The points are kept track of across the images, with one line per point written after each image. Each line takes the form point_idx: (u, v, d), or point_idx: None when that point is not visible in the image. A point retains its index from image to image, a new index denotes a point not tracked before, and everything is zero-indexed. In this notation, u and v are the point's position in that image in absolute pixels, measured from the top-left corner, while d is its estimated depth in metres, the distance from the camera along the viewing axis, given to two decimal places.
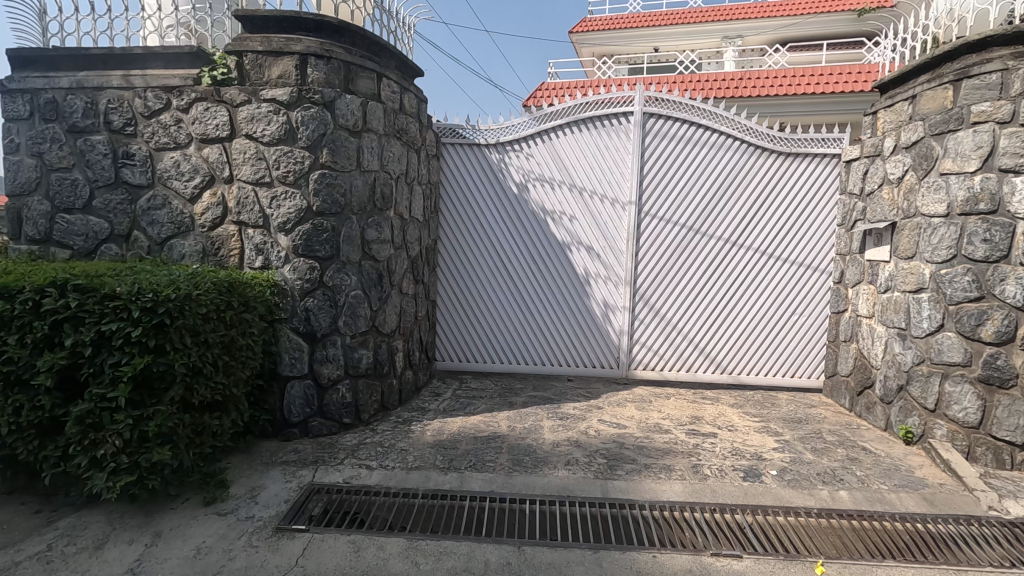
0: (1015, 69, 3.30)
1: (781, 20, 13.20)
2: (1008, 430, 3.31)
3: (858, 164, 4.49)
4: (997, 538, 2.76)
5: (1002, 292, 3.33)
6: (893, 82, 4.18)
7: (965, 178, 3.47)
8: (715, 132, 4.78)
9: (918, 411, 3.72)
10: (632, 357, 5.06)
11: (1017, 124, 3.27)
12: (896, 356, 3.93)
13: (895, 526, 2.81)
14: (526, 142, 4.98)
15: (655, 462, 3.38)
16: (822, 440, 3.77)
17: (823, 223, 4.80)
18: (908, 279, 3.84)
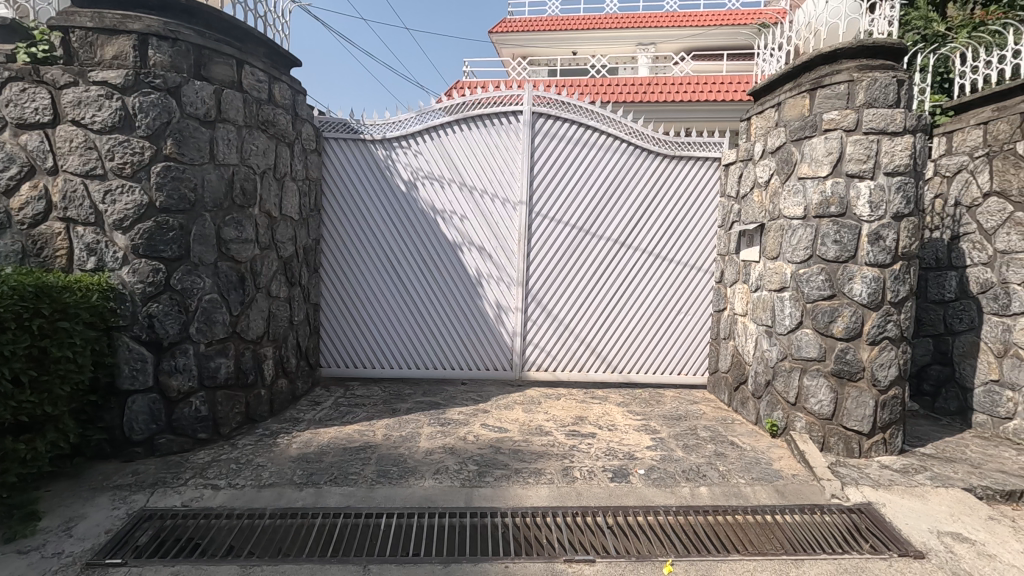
0: (859, 81, 3.53)
1: (690, 30, 13.75)
2: (856, 419, 3.57)
3: (734, 168, 4.66)
4: (837, 525, 2.91)
5: (850, 290, 3.56)
6: (764, 89, 4.37)
7: (819, 182, 3.67)
8: (602, 133, 4.82)
9: (781, 405, 3.90)
10: (525, 358, 5.02)
11: (861, 132, 3.52)
12: (764, 353, 4.10)
13: (745, 519, 2.93)
14: (414, 139, 4.81)
15: (527, 466, 3.34)
16: (694, 437, 3.88)
17: (705, 225, 4.96)
18: (773, 279, 4.00)
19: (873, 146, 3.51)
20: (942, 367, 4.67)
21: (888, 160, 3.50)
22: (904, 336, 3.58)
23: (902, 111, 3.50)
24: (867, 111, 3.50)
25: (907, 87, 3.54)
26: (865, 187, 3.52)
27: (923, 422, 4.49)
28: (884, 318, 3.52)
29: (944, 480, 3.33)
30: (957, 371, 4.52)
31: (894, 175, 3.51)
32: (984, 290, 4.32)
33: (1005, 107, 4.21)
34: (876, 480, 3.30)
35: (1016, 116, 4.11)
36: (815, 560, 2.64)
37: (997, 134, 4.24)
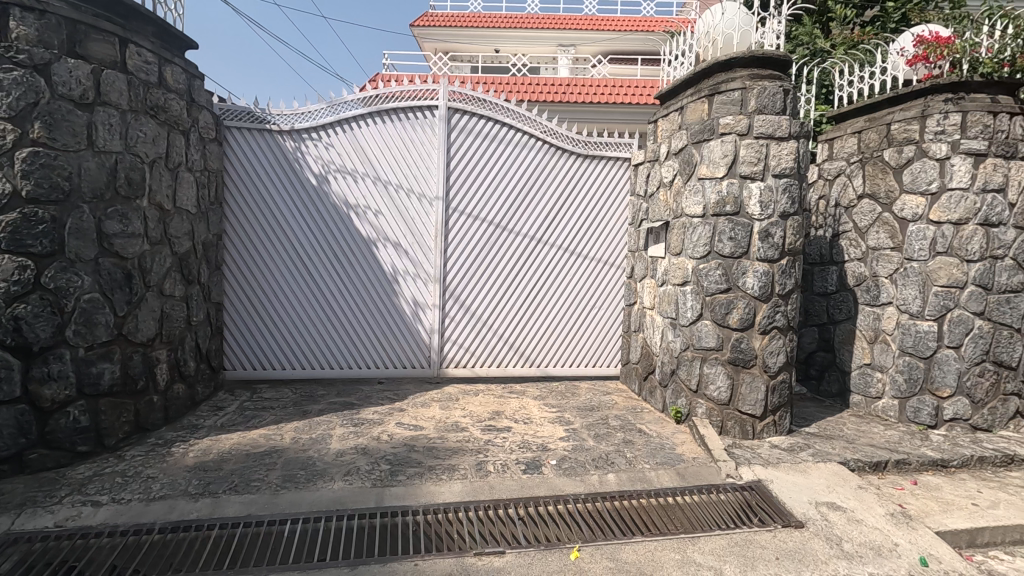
0: (751, 89, 3.80)
1: (608, 34, 14.20)
2: (750, 403, 3.86)
3: (642, 168, 4.87)
4: (730, 503, 3.13)
5: (744, 284, 3.83)
6: (669, 94, 4.59)
7: (716, 182, 3.91)
8: (518, 131, 4.88)
9: (685, 392, 4.13)
10: (444, 355, 4.98)
11: (752, 137, 3.79)
12: (669, 344, 4.32)
13: (648, 503, 3.09)
14: (325, 131, 4.64)
15: (441, 463, 3.32)
16: (605, 426, 4.03)
17: (617, 222, 5.15)
18: (676, 274, 4.22)
19: (763, 150, 3.79)
20: (825, 353, 5.13)
21: (775, 163, 3.79)
22: (790, 325, 3.90)
23: (788, 118, 3.81)
24: (758, 117, 3.78)
25: (792, 96, 3.86)
26: (756, 188, 3.80)
27: (809, 404, 4.93)
28: (773, 309, 3.83)
29: (823, 455, 3.68)
30: (837, 356, 4.98)
31: (781, 177, 3.81)
32: (858, 283, 4.79)
33: (875, 118, 4.68)
34: (766, 459, 3.58)
35: (883, 127, 4.59)
36: (710, 537, 2.83)
37: (868, 142, 4.72)
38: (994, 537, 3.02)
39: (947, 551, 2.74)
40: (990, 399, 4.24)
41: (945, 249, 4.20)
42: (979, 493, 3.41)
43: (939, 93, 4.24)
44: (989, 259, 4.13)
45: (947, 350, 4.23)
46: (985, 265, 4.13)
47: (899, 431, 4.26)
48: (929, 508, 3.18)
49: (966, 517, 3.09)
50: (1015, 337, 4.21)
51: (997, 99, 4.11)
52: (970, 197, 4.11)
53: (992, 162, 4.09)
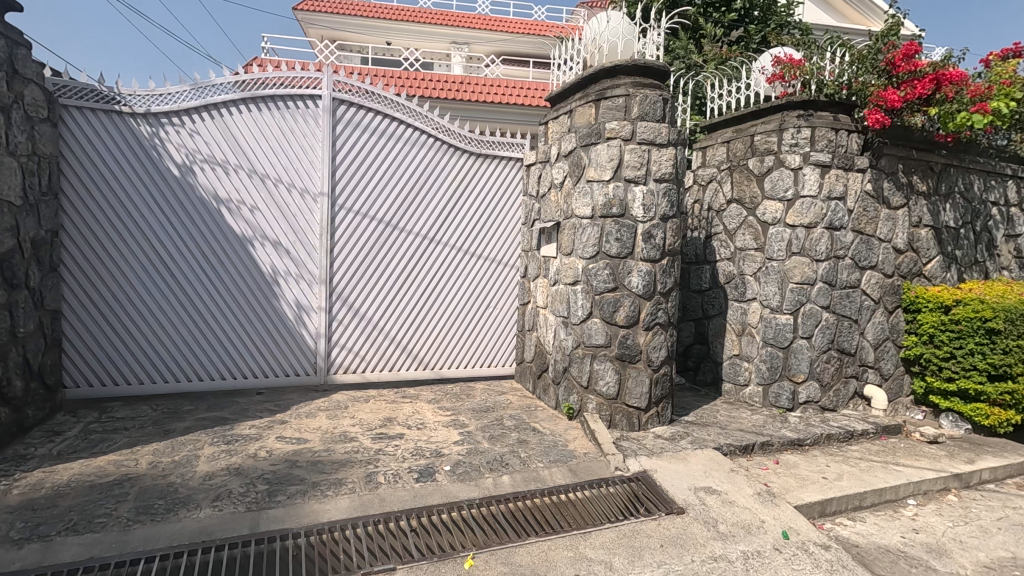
0: (634, 96, 3.97)
1: (501, 35, 14.29)
2: (636, 397, 4.05)
3: (534, 169, 4.93)
4: (618, 496, 3.25)
5: (629, 283, 4.01)
6: (558, 97, 4.68)
7: (603, 185, 4.04)
8: (408, 126, 4.71)
9: (576, 389, 4.24)
10: (331, 361, 4.69)
11: (635, 142, 3.97)
12: (561, 342, 4.40)
13: (541, 502, 3.11)
14: (188, 116, 4.15)
15: (326, 477, 3.10)
16: (500, 427, 4.02)
17: (510, 222, 5.17)
18: (567, 274, 4.31)
19: (645, 155, 3.98)
20: (701, 346, 5.53)
21: (657, 168, 4.00)
22: (671, 321, 4.15)
23: (667, 126, 4.03)
24: (640, 123, 3.96)
25: (670, 105, 4.08)
26: (639, 192, 3.99)
27: (688, 393, 5.29)
28: (655, 306, 4.05)
29: (701, 442, 3.95)
30: (711, 348, 5.39)
31: (661, 182, 4.03)
32: (728, 281, 5.22)
33: (741, 129, 5.13)
34: (651, 449, 3.77)
35: (748, 138, 5.04)
36: (600, 531, 2.91)
37: (736, 151, 5.17)
38: (840, 506, 3.41)
39: (804, 523, 3.05)
40: (834, 382, 4.81)
41: (798, 250, 4.69)
42: (827, 467, 3.85)
43: (792, 110, 4.72)
44: (833, 258, 4.68)
45: (801, 340, 4.73)
46: (830, 264, 4.67)
47: (763, 415, 4.69)
48: (789, 484, 3.53)
49: (819, 490, 3.46)
50: (853, 327, 4.81)
51: (838, 118, 4.64)
52: (818, 203, 4.62)
53: (835, 173, 4.63)
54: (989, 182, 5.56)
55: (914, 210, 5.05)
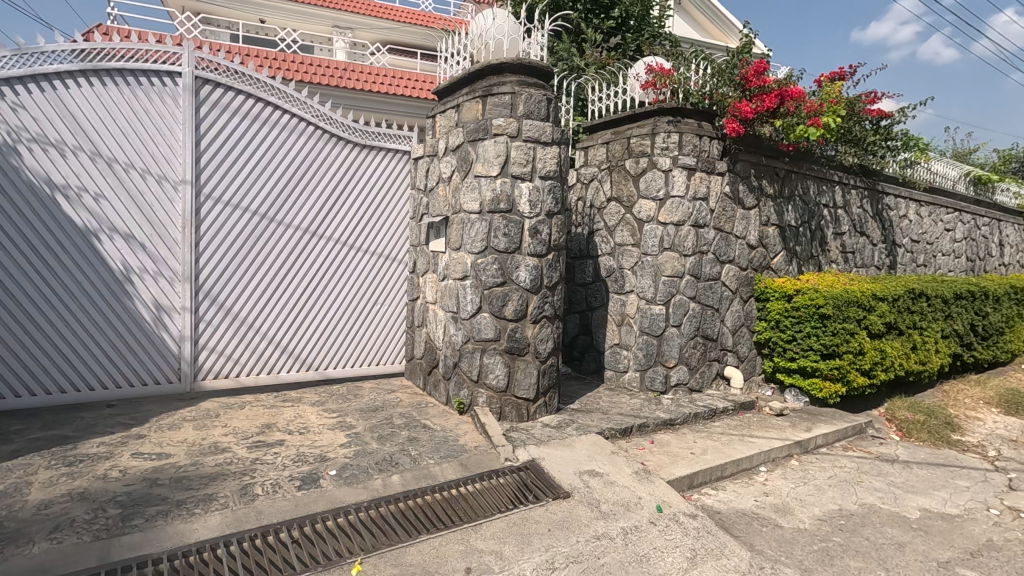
0: (520, 94, 4.06)
1: (388, 23, 13.85)
2: (525, 388, 4.17)
3: (421, 162, 4.85)
4: (508, 486, 3.31)
5: (517, 277, 4.11)
6: (445, 90, 4.64)
7: (490, 181, 4.09)
8: (285, 112, 4.41)
9: (466, 383, 4.26)
10: (198, 366, 4.28)
11: (521, 139, 4.06)
12: (451, 337, 4.38)
13: (432, 498, 3.08)
14: (10, 86, 3.53)
15: (194, 494, 2.83)
16: (389, 426, 3.93)
17: (397, 216, 5.05)
18: (456, 269, 4.30)
19: (530, 153, 4.09)
20: (585, 336, 5.81)
21: (541, 166, 4.12)
22: (556, 314, 4.32)
23: (551, 125, 4.17)
24: (526, 121, 4.06)
25: (554, 105, 4.23)
26: (526, 188, 4.09)
27: (574, 382, 5.54)
28: (542, 300, 4.19)
29: (585, 428, 4.16)
30: (594, 338, 5.69)
31: (546, 179, 4.16)
32: (609, 274, 5.54)
33: (619, 132, 5.45)
34: (538, 438, 3.90)
35: (625, 140, 5.37)
36: (491, 522, 2.95)
37: (614, 152, 5.49)
38: (705, 477, 3.78)
39: (675, 496, 3.33)
40: (700, 365, 5.30)
41: (669, 245, 5.09)
42: (695, 443, 4.23)
43: (662, 116, 5.10)
44: (699, 253, 5.15)
45: (672, 328, 5.15)
46: (696, 258, 5.13)
47: (640, 398, 5.04)
48: (662, 461, 3.83)
49: (688, 464, 3.80)
50: (715, 315, 5.33)
51: (702, 125, 5.09)
52: (686, 203, 5.04)
53: (700, 176, 5.08)
54: (821, 187, 6.42)
55: (764, 211, 5.70)
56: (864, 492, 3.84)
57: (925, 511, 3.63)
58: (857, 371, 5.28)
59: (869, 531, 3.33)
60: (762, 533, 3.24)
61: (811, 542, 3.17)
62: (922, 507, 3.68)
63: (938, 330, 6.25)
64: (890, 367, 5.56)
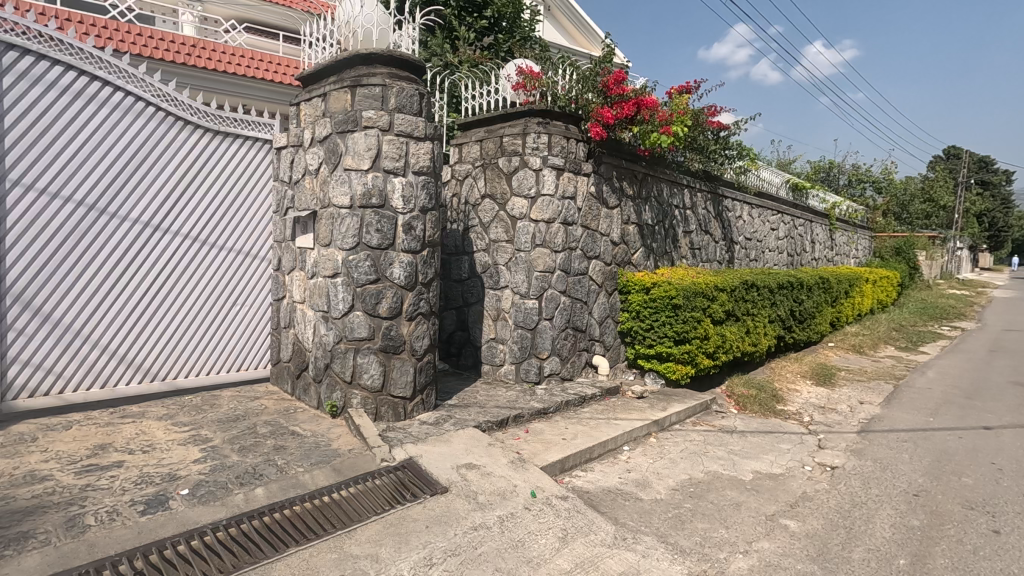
0: (391, 87, 3.98)
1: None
2: (401, 386, 4.11)
3: (285, 152, 4.55)
4: (385, 487, 3.24)
5: (391, 274, 4.03)
6: (310, 77, 4.39)
7: (361, 175, 3.96)
8: (118, 90, 3.88)
9: (339, 384, 4.09)
10: (7, 383, 3.63)
11: (393, 133, 3.98)
12: (321, 338, 4.17)
13: (302, 508, 2.92)
14: None
15: (3, 534, 2.40)
16: (252, 436, 3.65)
17: (257, 209, 4.71)
18: (326, 265, 4.10)
19: (403, 147, 4.03)
20: (462, 332, 5.87)
21: (415, 161, 4.07)
22: (432, 310, 4.30)
23: (423, 120, 4.14)
24: (398, 115, 3.99)
25: (427, 100, 4.20)
26: (398, 183, 4.02)
27: (451, 378, 5.56)
28: (417, 297, 4.15)
29: (462, 423, 4.20)
30: (471, 334, 5.76)
31: (420, 175, 4.12)
32: (484, 271, 5.64)
33: (492, 130, 5.56)
34: (415, 436, 3.87)
35: (498, 139, 5.50)
36: (366, 525, 2.87)
37: (488, 150, 5.59)
38: (576, 460, 4.01)
39: (547, 481, 3.50)
40: (571, 355, 5.59)
41: (541, 242, 5.30)
42: (566, 429, 4.46)
43: (533, 117, 5.28)
44: (568, 249, 5.43)
45: (544, 321, 5.38)
46: (566, 254, 5.40)
47: (516, 390, 5.20)
48: (536, 449, 4.00)
49: (560, 449, 4.00)
50: (584, 307, 5.67)
51: (569, 128, 5.37)
52: (555, 202, 5.29)
53: (568, 176, 5.35)
54: (673, 189, 7.09)
55: (625, 210, 6.16)
56: (709, 461, 4.33)
57: (757, 473, 4.19)
58: (703, 354, 5.92)
59: (713, 495, 3.76)
60: (626, 507, 3.52)
61: (666, 510, 3.51)
62: (754, 470, 4.24)
63: (766, 316, 7.21)
64: (729, 350, 6.30)
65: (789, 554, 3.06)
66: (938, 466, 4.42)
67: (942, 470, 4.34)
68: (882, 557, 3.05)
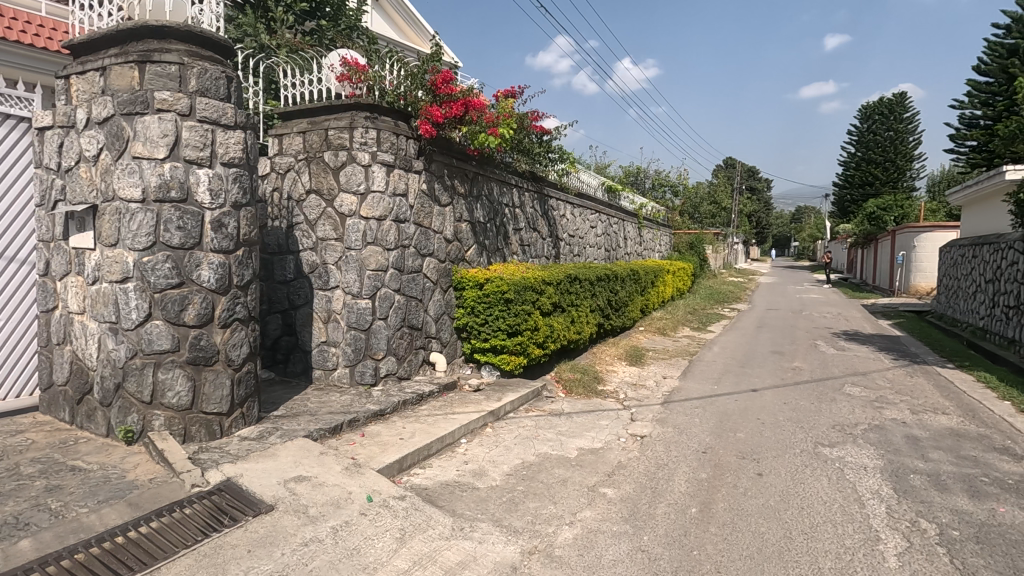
0: (190, 67, 3.54)
1: None
2: (215, 402, 3.71)
3: (51, 135, 3.79)
4: (198, 515, 2.90)
5: (198, 277, 3.60)
6: (82, 46, 3.70)
7: (156, 164, 3.48)
8: None
9: (135, 406, 3.54)
10: None
11: (195, 119, 3.56)
12: (109, 354, 3.57)
13: (88, 555, 2.50)
14: None
15: None
16: (14, 478, 3.01)
17: (10, 202, 3.85)
18: (113, 268, 3.51)
19: (208, 136, 3.61)
20: (289, 337, 5.47)
21: (223, 151, 3.68)
22: (251, 315, 3.94)
23: (232, 106, 3.77)
24: (200, 99, 3.58)
25: (236, 85, 3.83)
26: (204, 174, 3.61)
27: (278, 388, 5.16)
28: (232, 301, 3.77)
29: (290, 434, 3.94)
30: (299, 338, 5.41)
31: (230, 167, 3.74)
32: (312, 271, 5.33)
33: (315, 122, 5.27)
34: (234, 455, 3.53)
35: (323, 131, 5.23)
36: (172, 562, 2.56)
37: (312, 143, 5.29)
38: (413, 459, 4.00)
39: (384, 484, 3.44)
40: (408, 354, 5.54)
41: (372, 240, 5.16)
42: (403, 429, 4.43)
43: (360, 111, 5.10)
44: (401, 247, 5.36)
45: (379, 321, 5.25)
46: (399, 252, 5.33)
47: (350, 394, 5.00)
48: (373, 452, 3.90)
49: (397, 450, 3.96)
50: (419, 305, 5.65)
51: (398, 124, 5.30)
52: (386, 199, 5.18)
53: (398, 173, 5.28)
54: (502, 189, 7.40)
55: (457, 208, 6.27)
56: (540, 444, 4.64)
57: (581, 450, 4.60)
58: (535, 344, 6.29)
59: (543, 475, 4.04)
60: (463, 498, 3.61)
61: (501, 495, 3.68)
62: (579, 447, 4.65)
63: (587, 306, 7.91)
64: (557, 339, 6.79)
65: (607, 519, 3.42)
66: (720, 426, 5.30)
67: (723, 428, 5.21)
68: (679, 509, 3.56)
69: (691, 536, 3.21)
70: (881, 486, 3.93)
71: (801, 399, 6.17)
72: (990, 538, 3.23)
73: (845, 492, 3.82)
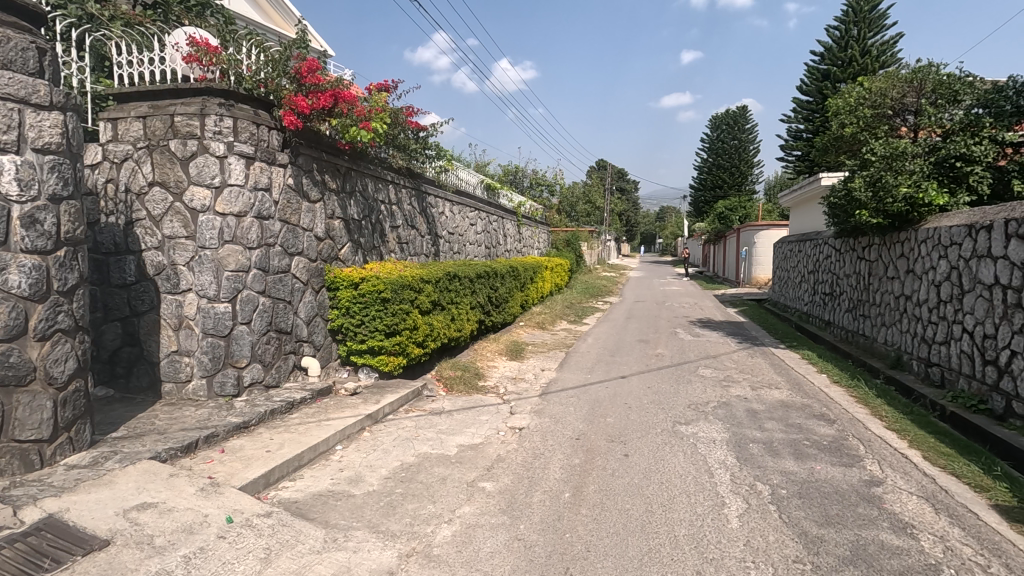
0: None
1: None
2: (32, 428, 3.18)
3: None
4: (6, 563, 2.45)
5: (5, 283, 3.05)
6: None
7: None
8: None
9: None
10: None
11: None
12: None
13: None
14: None
15: None
16: None
17: None
18: None
19: (14, 116, 3.08)
20: (131, 348, 4.86)
21: (34, 135, 3.17)
22: (78, 325, 3.45)
23: (46, 83, 3.26)
24: (2, 72, 3.04)
25: (49, 58, 3.31)
26: (8, 161, 3.06)
27: (118, 405, 4.57)
28: (53, 309, 3.28)
29: (132, 457, 3.50)
30: (143, 349, 4.82)
31: (45, 154, 3.24)
32: (158, 272, 4.76)
33: (158, 107, 4.72)
34: (59, 487, 3.06)
35: (168, 117, 4.70)
36: None
37: (154, 129, 4.73)
38: (282, 472, 3.75)
39: (245, 502, 3.19)
40: (275, 360, 5.20)
41: (230, 238, 4.74)
42: (270, 440, 4.13)
43: (213, 96, 4.66)
44: (264, 246, 4.99)
45: (240, 326, 4.85)
46: (262, 251, 4.96)
47: (208, 407, 4.57)
48: (233, 469, 3.59)
49: (262, 464, 3.69)
50: (287, 308, 5.31)
51: (258, 113, 4.91)
52: (245, 194, 4.79)
53: (259, 166, 4.90)
54: (377, 185, 7.18)
55: (328, 204, 5.98)
56: (419, 444, 4.59)
57: (460, 446, 4.62)
58: (415, 343, 6.18)
59: (422, 475, 4.00)
60: (337, 507, 3.45)
61: (378, 500, 3.57)
62: (458, 444, 4.67)
63: (467, 303, 7.95)
64: (437, 337, 6.74)
65: (485, 512, 3.47)
66: (592, 412, 5.62)
67: (595, 415, 5.53)
68: (553, 495, 3.72)
69: (565, 520, 3.37)
70: (727, 456, 4.43)
71: (662, 382, 6.76)
72: (809, 492, 3.77)
73: (697, 464, 4.26)
